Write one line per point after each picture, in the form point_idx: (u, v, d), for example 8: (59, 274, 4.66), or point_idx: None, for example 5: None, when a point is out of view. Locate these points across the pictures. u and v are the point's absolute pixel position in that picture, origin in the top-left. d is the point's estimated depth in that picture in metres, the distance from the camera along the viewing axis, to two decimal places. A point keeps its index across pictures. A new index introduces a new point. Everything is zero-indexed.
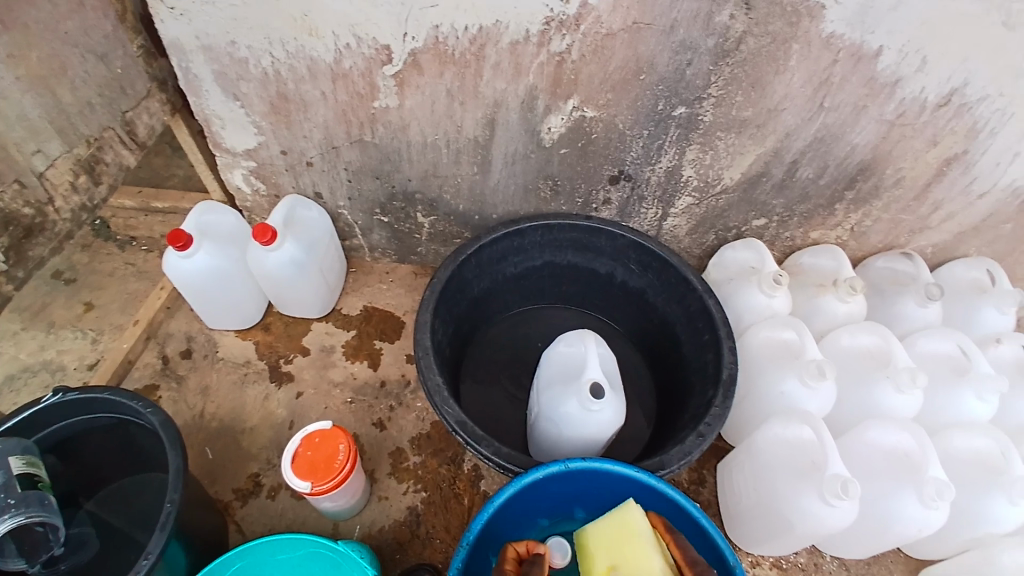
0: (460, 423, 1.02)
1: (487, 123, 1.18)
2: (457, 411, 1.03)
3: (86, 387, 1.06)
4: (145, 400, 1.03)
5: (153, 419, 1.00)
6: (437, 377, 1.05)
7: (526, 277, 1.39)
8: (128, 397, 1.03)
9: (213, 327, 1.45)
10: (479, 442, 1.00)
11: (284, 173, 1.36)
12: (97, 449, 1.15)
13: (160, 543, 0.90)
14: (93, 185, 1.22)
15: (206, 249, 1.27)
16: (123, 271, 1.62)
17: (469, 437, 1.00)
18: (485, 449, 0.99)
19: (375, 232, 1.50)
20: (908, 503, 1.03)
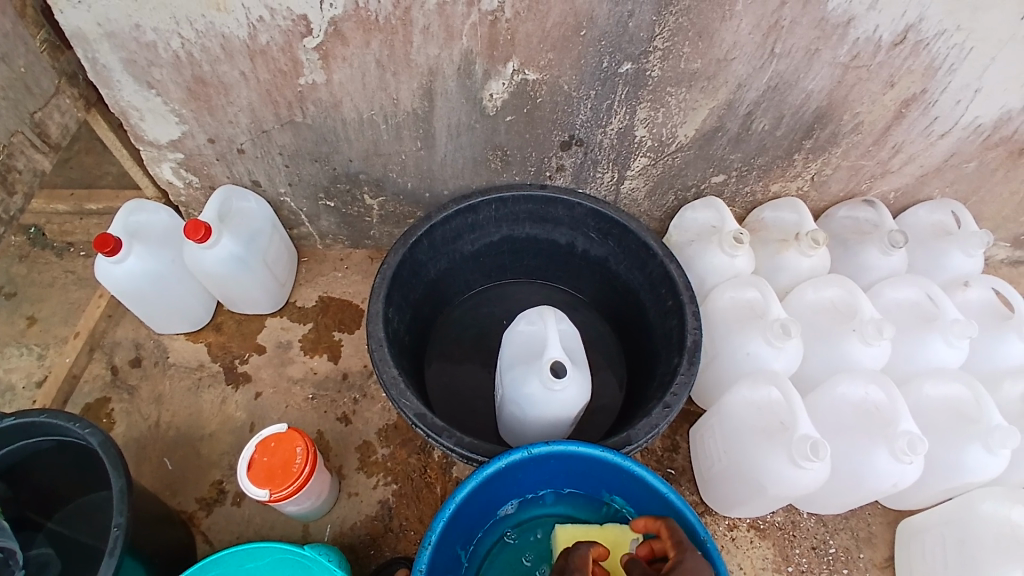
0: (420, 415, 0.97)
1: (425, 93, 1.10)
2: (415, 403, 0.98)
3: (21, 412, 0.98)
4: (86, 422, 0.96)
5: (92, 441, 0.94)
6: (392, 369, 1.00)
7: (484, 254, 1.33)
8: (66, 419, 0.97)
9: (160, 331, 1.37)
10: (440, 434, 0.96)
11: (216, 163, 1.27)
12: (48, 473, 1.08)
13: (111, 568, 0.84)
14: (5, 195, 1.13)
15: (138, 251, 1.18)
16: (63, 280, 1.52)
17: (429, 429, 0.95)
18: (447, 440, 0.95)
19: (323, 219, 1.42)
20: (879, 457, 1.02)
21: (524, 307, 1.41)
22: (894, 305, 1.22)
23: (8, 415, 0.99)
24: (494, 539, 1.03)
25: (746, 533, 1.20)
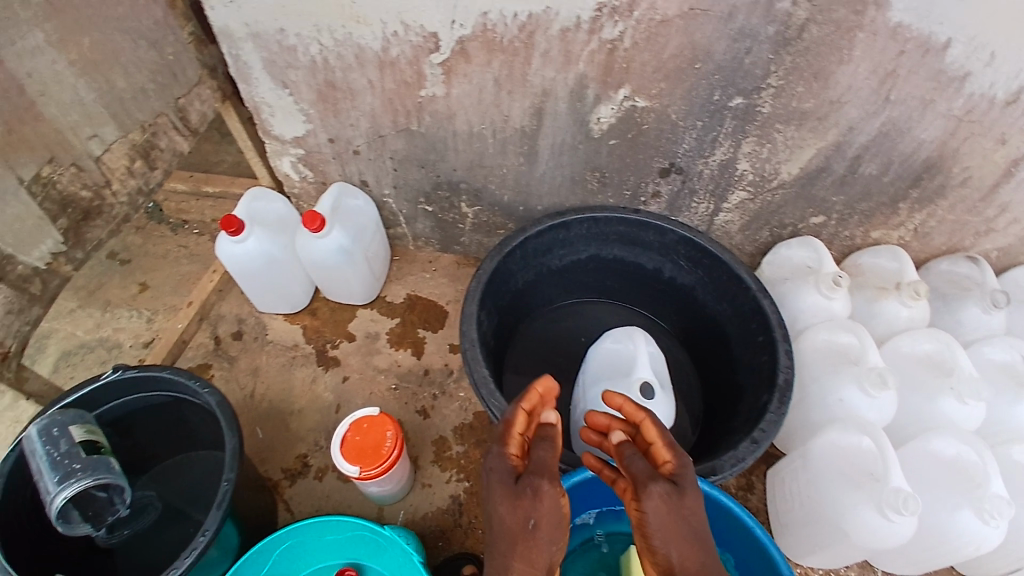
0: (507, 416, 1.01)
1: (535, 112, 1.16)
2: (503, 405, 1.02)
3: (141, 365, 1.05)
4: (205, 380, 1.04)
5: (209, 400, 1.02)
6: (483, 369, 1.05)
7: (570, 270, 1.38)
8: (186, 376, 1.05)
9: (262, 310, 1.48)
10: None
11: (331, 162, 1.38)
12: (150, 426, 1.16)
13: (216, 521, 0.91)
14: (147, 170, 1.21)
15: (258, 235, 1.29)
16: (175, 253, 1.63)
17: None
18: None
19: (419, 221, 1.51)
20: (963, 519, 0.97)
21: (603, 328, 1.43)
22: (989, 364, 1.16)
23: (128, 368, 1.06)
24: (577, 544, 1.14)
25: None
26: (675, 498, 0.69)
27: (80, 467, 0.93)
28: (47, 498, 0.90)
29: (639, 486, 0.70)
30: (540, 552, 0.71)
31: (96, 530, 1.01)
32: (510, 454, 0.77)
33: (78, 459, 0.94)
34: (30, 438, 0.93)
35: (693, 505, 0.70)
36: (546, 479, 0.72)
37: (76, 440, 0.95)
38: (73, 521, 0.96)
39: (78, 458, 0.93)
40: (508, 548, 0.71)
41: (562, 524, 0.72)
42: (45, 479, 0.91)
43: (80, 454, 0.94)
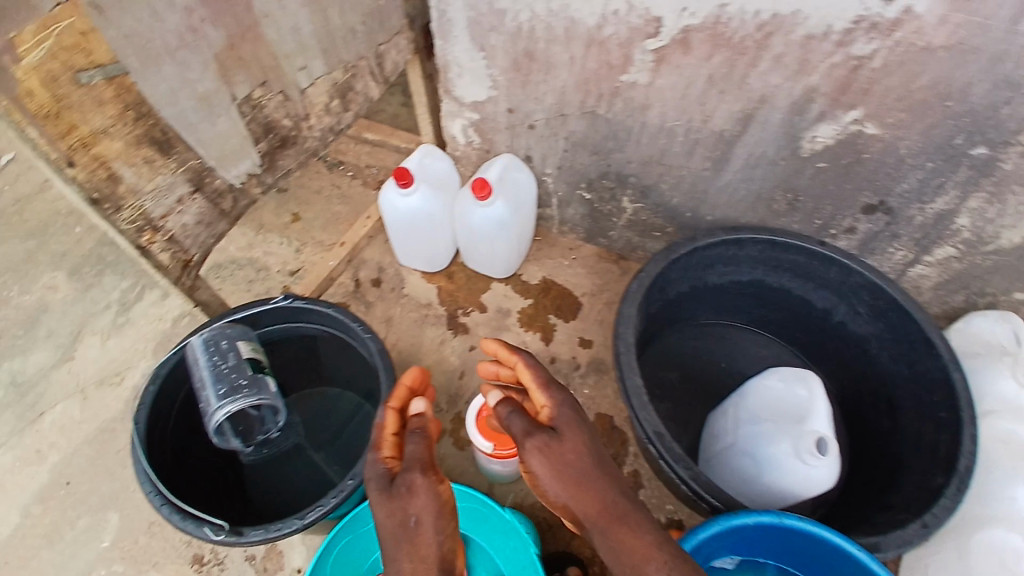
0: (657, 434, 1.03)
1: (742, 118, 1.09)
2: (655, 421, 1.04)
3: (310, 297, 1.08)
4: (367, 324, 1.06)
5: (371, 346, 1.05)
6: (637, 378, 1.06)
7: (727, 289, 1.37)
8: (350, 317, 1.07)
9: (403, 262, 1.51)
10: (676, 460, 1.03)
11: (503, 132, 1.36)
12: (293, 354, 1.19)
13: (364, 468, 0.93)
14: None
15: (424, 191, 1.30)
16: (329, 191, 1.64)
17: (665, 451, 1.02)
18: (681, 468, 1.01)
19: (571, 207, 1.47)
20: None
21: (745, 354, 1.45)
22: None
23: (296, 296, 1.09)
24: None
25: None
26: (552, 445, 0.82)
27: (245, 384, 1.00)
28: (212, 406, 0.98)
29: (522, 442, 0.83)
30: (426, 537, 0.73)
31: (245, 445, 1.12)
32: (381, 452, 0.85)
33: (244, 374, 1.01)
34: (199, 347, 0.99)
35: (573, 446, 0.82)
36: (417, 466, 0.79)
37: (244, 356, 1.01)
38: (228, 434, 1.08)
39: (242, 374, 1.01)
40: (398, 547, 0.73)
41: (443, 511, 0.76)
42: (209, 390, 0.98)
43: (243, 371, 1.01)
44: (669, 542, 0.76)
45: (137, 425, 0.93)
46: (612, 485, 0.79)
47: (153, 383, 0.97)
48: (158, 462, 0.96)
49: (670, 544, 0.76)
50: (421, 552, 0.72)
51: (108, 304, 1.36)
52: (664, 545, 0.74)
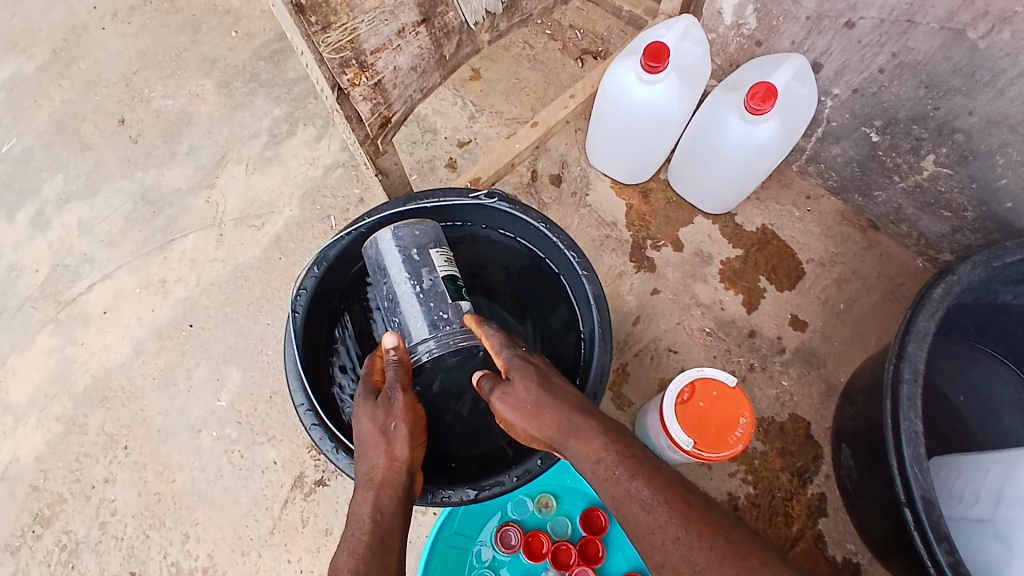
0: (923, 498, 0.75)
1: None
2: (927, 482, 0.75)
3: (520, 203, 0.84)
4: (586, 260, 0.82)
5: (588, 289, 0.81)
6: (918, 425, 0.76)
7: (1012, 310, 1.03)
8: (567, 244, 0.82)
9: (596, 163, 1.20)
10: (936, 539, 0.74)
11: (797, 23, 0.98)
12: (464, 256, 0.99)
13: None
14: None
15: (672, 84, 0.96)
16: (519, 49, 1.35)
17: (921, 523, 0.75)
18: (941, 553, 0.73)
19: (838, 145, 1.10)
20: None
21: (994, 396, 1.12)
22: None
23: (504, 195, 0.85)
24: None
25: None
26: (506, 386, 0.71)
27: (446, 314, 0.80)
28: (404, 332, 0.80)
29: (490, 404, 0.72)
30: (399, 444, 0.70)
31: None
32: (369, 375, 0.75)
33: (444, 301, 0.80)
34: (383, 246, 0.82)
35: (523, 379, 0.70)
36: (400, 387, 0.73)
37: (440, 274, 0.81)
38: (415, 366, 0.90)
39: (443, 302, 0.80)
40: (371, 447, 0.70)
41: (419, 421, 0.73)
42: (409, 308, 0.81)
43: (445, 298, 0.80)
44: (635, 456, 0.62)
45: (296, 314, 0.79)
46: (566, 405, 0.67)
47: (320, 266, 0.82)
48: (310, 359, 0.83)
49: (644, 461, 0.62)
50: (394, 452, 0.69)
51: (258, 132, 1.29)
52: (622, 458, 0.62)
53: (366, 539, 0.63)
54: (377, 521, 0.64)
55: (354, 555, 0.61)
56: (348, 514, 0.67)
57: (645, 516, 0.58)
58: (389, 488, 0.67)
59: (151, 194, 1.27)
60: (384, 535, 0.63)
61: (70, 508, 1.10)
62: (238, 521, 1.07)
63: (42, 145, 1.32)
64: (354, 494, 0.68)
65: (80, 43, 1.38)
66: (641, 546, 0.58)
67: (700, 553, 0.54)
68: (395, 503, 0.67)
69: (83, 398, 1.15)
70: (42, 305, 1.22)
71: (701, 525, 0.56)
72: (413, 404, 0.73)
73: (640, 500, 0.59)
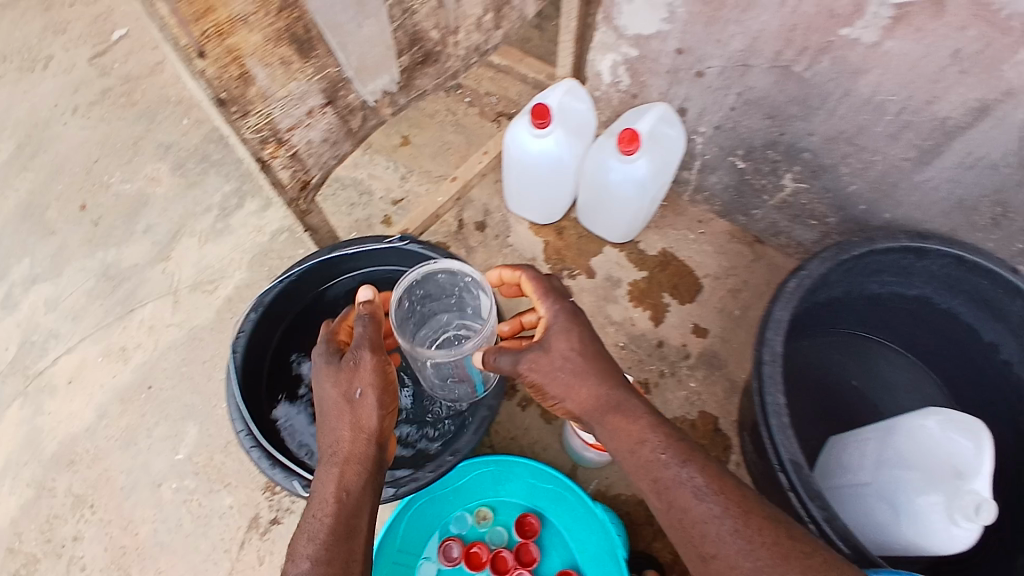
0: (793, 463, 0.86)
1: (979, 109, 0.87)
2: (793, 448, 0.87)
3: (426, 243, 0.97)
4: None
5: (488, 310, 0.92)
6: (780, 398, 0.88)
7: (883, 301, 1.17)
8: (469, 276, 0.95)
9: (513, 209, 1.36)
10: (808, 498, 0.85)
11: (661, 76, 1.16)
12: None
13: (467, 446, 0.92)
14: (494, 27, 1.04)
15: (560, 134, 1.13)
16: (443, 117, 1.54)
17: (796, 485, 0.86)
18: (815, 510, 0.84)
19: (715, 174, 1.28)
20: None
21: (884, 379, 1.25)
22: None
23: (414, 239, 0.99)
24: None
25: None
26: (540, 358, 0.75)
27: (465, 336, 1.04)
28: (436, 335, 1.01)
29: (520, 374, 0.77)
30: (365, 413, 0.76)
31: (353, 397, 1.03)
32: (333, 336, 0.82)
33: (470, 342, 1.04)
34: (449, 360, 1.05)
35: (559, 352, 0.76)
36: (368, 348, 0.77)
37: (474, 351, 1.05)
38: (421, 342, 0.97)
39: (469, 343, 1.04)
40: (337, 420, 0.77)
41: (388, 387, 0.78)
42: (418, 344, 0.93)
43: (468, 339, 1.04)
44: (680, 442, 0.71)
45: (235, 354, 0.92)
46: (603, 382, 0.75)
47: (256, 312, 0.95)
48: (251, 396, 0.94)
49: (691, 449, 0.71)
50: (359, 423, 0.75)
51: (209, 207, 1.42)
52: (669, 446, 0.70)
53: (328, 521, 0.69)
54: (341, 501, 0.71)
55: (314, 540, 0.68)
56: (315, 490, 0.74)
57: (701, 505, 0.66)
58: (354, 466, 0.74)
59: (112, 270, 1.38)
60: (348, 516, 0.70)
61: (42, 568, 1.15)
62: (198, 568, 1.13)
63: (8, 232, 1.43)
64: (321, 470, 0.75)
65: (44, 138, 1.52)
66: (688, 530, 0.66)
67: (762, 549, 0.63)
68: (360, 481, 0.74)
69: (50, 463, 1.22)
70: (10, 380, 1.30)
71: (762, 521, 0.65)
72: (383, 369, 0.78)
73: (693, 488, 0.67)
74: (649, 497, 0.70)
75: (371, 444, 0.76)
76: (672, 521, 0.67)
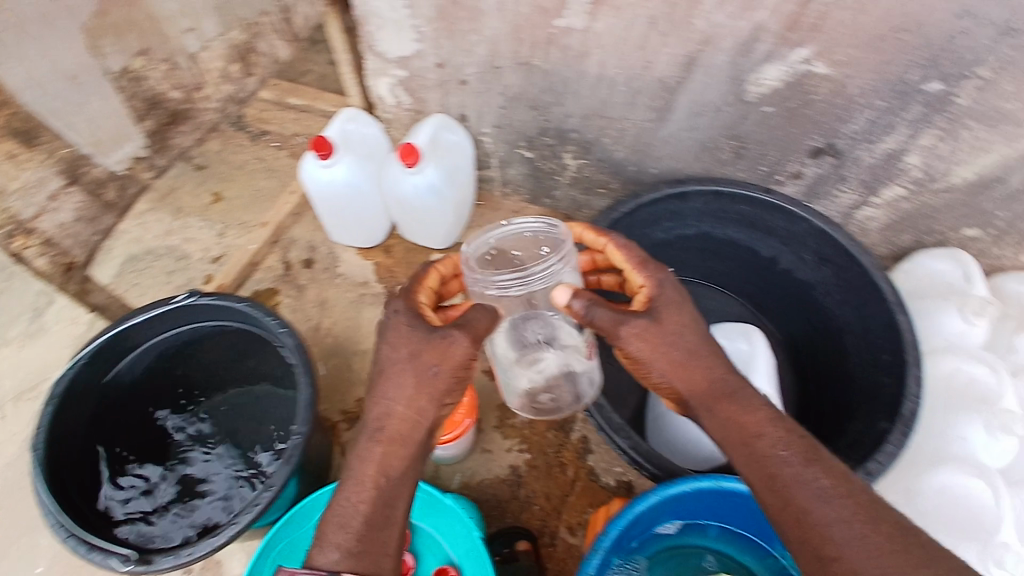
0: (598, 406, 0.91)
1: (686, 63, 0.99)
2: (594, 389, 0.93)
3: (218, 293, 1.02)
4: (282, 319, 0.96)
5: (286, 342, 0.94)
6: None
7: (673, 244, 1.29)
8: (264, 312, 0.98)
9: (336, 240, 1.40)
10: (616, 432, 0.89)
11: (433, 89, 1.24)
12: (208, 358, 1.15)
13: (282, 478, 0.86)
14: None
15: (348, 161, 1.19)
16: (253, 165, 1.54)
17: (605, 423, 0.89)
18: (622, 442, 0.88)
19: (512, 167, 1.38)
20: None
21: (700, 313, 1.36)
22: None
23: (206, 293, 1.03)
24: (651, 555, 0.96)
25: None
26: (653, 329, 0.73)
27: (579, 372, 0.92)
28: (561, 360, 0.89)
29: (612, 335, 0.74)
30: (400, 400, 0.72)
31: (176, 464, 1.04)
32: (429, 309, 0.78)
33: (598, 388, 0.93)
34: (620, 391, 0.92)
35: (672, 324, 0.74)
36: (465, 335, 0.72)
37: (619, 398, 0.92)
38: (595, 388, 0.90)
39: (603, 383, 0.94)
40: (394, 393, 0.73)
41: (461, 374, 0.75)
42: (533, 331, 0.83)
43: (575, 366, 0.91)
44: (801, 439, 0.70)
45: (34, 450, 0.92)
46: (716, 369, 0.75)
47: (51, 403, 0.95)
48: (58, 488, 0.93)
49: (813, 448, 0.69)
50: (417, 408, 0.73)
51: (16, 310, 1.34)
52: (788, 442, 0.69)
53: (365, 509, 0.70)
54: (379, 487, 0.70)
55: (346, 528, 0.69)
56: (356, 464, 0.72)
57: (823, 505, 0.65)
58: (399, 449, 0.72)
59: None
60: (384, 506, 0.70)
61: None
62: None
63: None
64: (364, 445, 0.73)
65: None
66: (797, 527, 0.66)
67: (887, 555, 0.62)
68: (401, 467, 0.72)
69: None
70: None
71: (890, 528, 0.63)
72: (472, 352, 0.74)
73: (818, 490, 0.66)
74: (759, 488, 0.69)
75: (423, 431, 0.74)
76: (789, 519, 0.66)
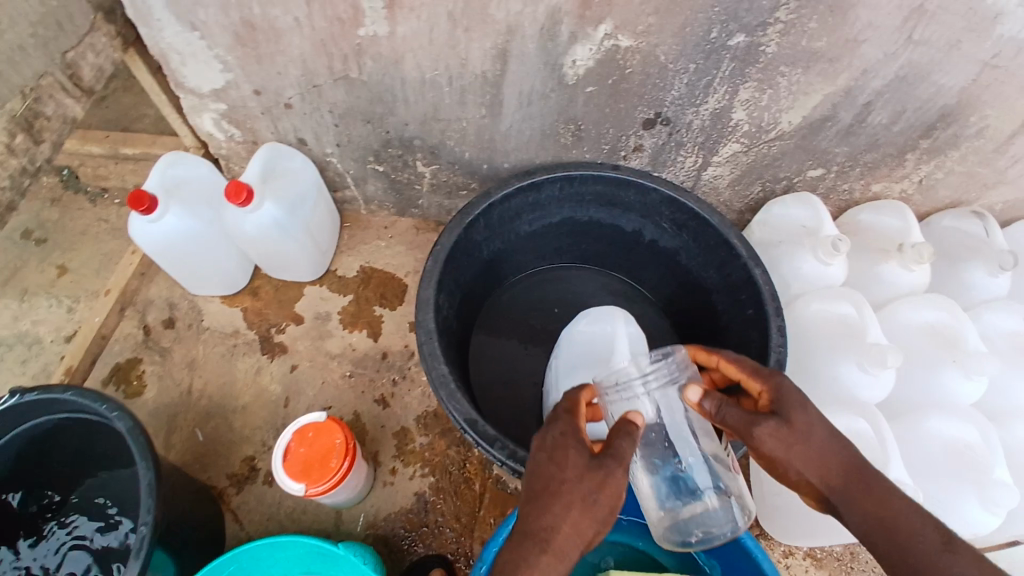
0: (470, 421, 0.91)
1: (498, 54, 0.97)
2: (465, 407, 0.92)
3: (43, 387, 0.91)
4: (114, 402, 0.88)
5: (119, 426, 0.86)
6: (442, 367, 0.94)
7: (542, 235, 1.27)
8: (91, 397, 0.89)
9: (194, 291, 1.30)
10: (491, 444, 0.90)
11: (261, 118, 1.17)
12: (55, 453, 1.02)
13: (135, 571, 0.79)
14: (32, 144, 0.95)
15: (176, 211, 1.10)
16: (95, 228, 1.41)
17: (479, 438, 0.89)
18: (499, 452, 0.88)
19: (369, 183, 1.32)
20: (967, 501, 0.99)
21: (582, 298, 1.35)
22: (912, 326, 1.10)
23: (30, 390, 0.92)
24: None
25: (801, 562, 1.16)
26: (784, 428, 0.69)
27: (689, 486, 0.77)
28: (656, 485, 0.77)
29: (745, 436, 0.69)
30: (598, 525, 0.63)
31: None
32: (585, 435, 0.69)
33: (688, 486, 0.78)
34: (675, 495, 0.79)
35: (805, 421, 0.70)
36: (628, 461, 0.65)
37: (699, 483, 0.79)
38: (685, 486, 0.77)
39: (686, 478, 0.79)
40: (560, 511, 0.63)
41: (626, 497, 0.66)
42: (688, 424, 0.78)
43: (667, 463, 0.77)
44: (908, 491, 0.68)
45: None
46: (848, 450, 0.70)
47: None
48: None
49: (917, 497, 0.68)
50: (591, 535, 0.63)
51: None
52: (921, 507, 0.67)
53: None
54: None
55: None
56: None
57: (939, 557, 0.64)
58: (560, 562, 0.62)
59: None
60: None
61: None
62: None
63: None
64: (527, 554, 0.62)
65: None
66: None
67: None
68: None
69: None
70: None
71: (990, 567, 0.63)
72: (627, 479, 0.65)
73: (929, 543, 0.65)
74: (885, 557, 0.66)
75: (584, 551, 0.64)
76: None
